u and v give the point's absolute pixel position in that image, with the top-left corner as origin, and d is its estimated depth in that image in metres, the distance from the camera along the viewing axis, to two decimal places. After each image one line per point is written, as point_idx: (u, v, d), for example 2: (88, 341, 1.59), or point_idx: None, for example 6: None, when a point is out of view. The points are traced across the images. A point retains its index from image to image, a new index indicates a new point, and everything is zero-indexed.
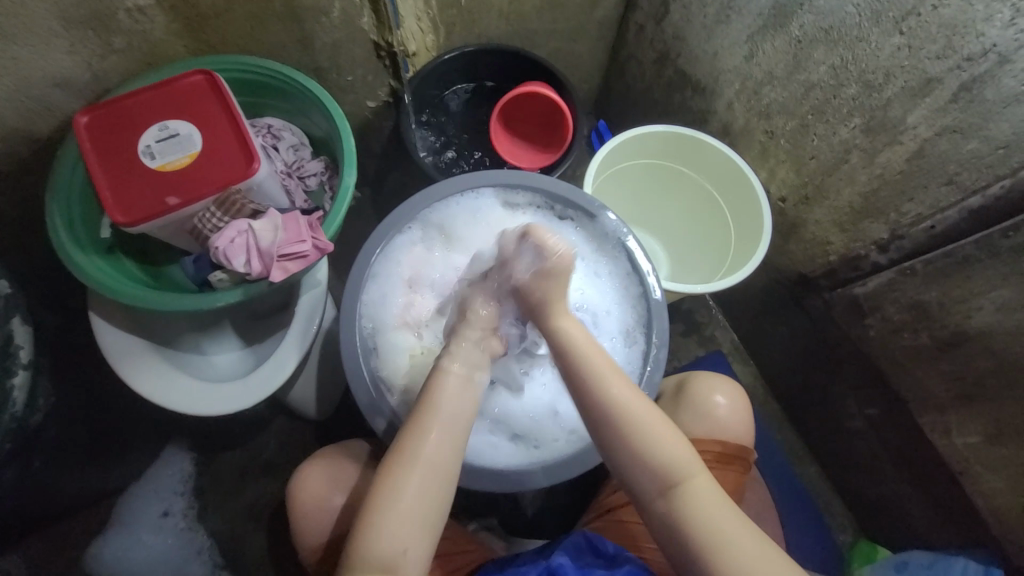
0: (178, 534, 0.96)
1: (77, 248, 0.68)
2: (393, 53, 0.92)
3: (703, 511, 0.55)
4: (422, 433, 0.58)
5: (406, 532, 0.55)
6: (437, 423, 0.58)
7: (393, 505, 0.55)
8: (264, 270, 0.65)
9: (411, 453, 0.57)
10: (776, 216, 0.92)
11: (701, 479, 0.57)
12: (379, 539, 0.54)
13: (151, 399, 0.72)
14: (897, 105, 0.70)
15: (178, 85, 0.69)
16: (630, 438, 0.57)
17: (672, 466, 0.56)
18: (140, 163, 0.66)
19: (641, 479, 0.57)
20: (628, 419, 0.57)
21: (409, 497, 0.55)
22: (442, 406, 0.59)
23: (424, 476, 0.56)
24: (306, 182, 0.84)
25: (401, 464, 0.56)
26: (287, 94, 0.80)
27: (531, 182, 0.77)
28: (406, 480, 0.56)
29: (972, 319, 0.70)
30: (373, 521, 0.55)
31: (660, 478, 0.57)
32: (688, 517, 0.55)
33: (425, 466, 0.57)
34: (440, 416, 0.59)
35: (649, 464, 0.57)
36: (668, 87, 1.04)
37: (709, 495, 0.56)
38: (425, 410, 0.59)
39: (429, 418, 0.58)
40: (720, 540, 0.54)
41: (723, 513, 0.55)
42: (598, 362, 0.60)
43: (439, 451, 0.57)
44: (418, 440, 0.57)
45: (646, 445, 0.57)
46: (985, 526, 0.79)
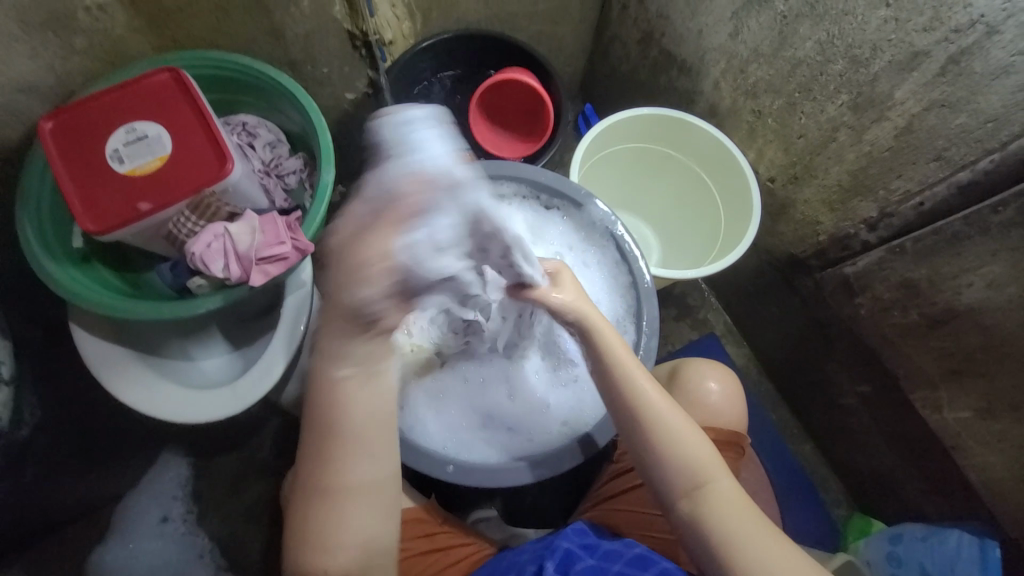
0: (179, 538, 0.95)
1: (50, 258, 0.67)
2: (369, 42, 0.89)
3: (726, 512, 0.56)
4: (342, 468, 0.53)
5: (355, 552, 0.54)
6: (354, 449, 0.54)
7: (335, 536, 0.54)
8: (244, 274, 0.64)
9: (336, 486, 0.53)
10: (765, 196, 0.91)
11: (723, 481, 0.58)
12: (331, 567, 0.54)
13: (138, 408, 0.71)
14: (884, 80, 0.68)
15: (144, 85, 0.66)
16: (656, 438, 0.59)
17: (695, 466, 0.58)
18: (108, 167, 0.64)
19: (665, 476, 0.59)
20: (653, 419, 0.59)
21: (349, 526, 0.54)
22: (352, 426, 0.53)
23: (357, 502, 0.54)
24: (285, 180, 0.81)
25: (317, 490, 0.54)
26: (260, 89, 0.77)
27: (516, 173, 0.76)
28: (339, 510, 0.54)
29: (962, 295, 0.69)
30: (319, 552, 0.54)
31: (688, 472, 0.58)
32: (711, 520, 0.56)
33: (357, 493, 0.54)
34: (353, 437, 0.53)
35: (674, 464, 0.58)
36: (653, 68, 1.02)
37: (732, 496, 0.57)
38: (333, 440, 0.53)
39: (336, 438, 0.53)
40: (741, 542, 0.55)
41: (745, 516, 0.57)
42: (628, 365, 0.61)
43: (366, 473, 0.54)
44: (337, 471, 0.53)
45: (671, 443, 0.58)
46: (978, 498, 0.80)
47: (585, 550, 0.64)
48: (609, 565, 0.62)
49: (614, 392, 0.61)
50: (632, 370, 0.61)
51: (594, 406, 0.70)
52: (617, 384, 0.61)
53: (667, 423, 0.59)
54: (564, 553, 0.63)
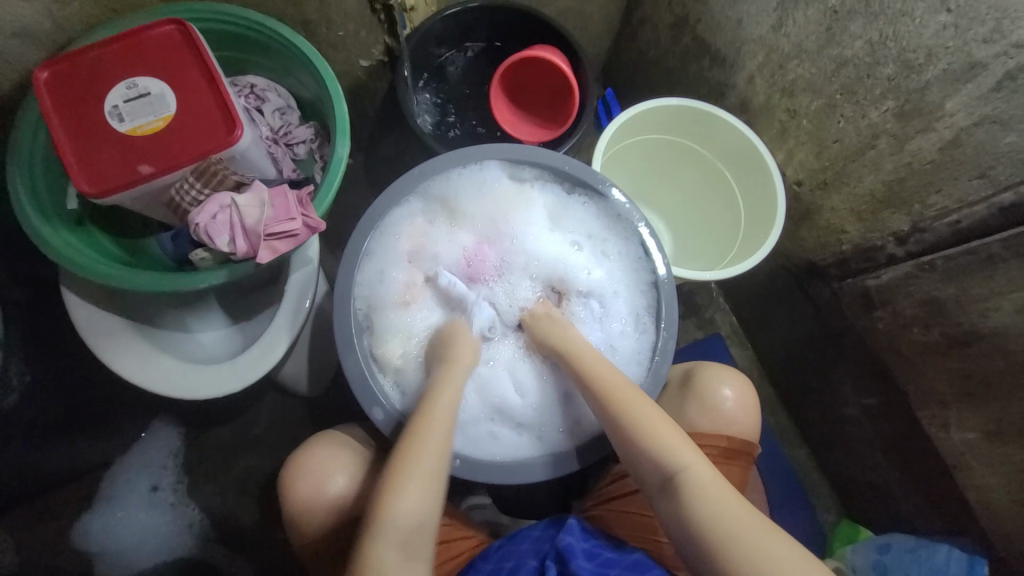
0: (169, 509, 0.95)
1: (42, 219, 0.62)
2: (389, 7, 0.83)
3: (705, 500, 0.57)
4: (423, 434, 0.59)
5: (423, 502, 0.57)
6: (436, 426, 0.60)
7: (406, 497, 0.57)
8: (250, 250, 0.60)
9: (428, 430, 0.59)
10: (790, 200, 0.89)
11: (698, 467, 0.58)
12: (399, 515, 0.56)
13: (132, 380, 0.68)
14: (936, 89, 0.65)
15: (149, 38, 0.61)
16: (628, 432, 0.61)
17: (669, 458, 0.59)
18: (106, 125, 0.60)
19: (644, 469, 0.61)
20: (626, 413, 0.61)
21: (420, 479, 0.57)
22: (438, 409, 0.61)
23: (435, 454, 0.59)
24: (294, 149, 0.77)
25: (408, 461, 0.58)
26: (272, 50, 0.72)
27: (538, 157, 0.72)
28: (413, 478, 0.57)
29: (988, 318, 0.67)
30: (391, 502, 0.56)
31: (662, 469, 0.59)
32: (696, 515, 0.56)
33: (438, 447, 0.59)
34: (442, 404, 0.61)
35: (652, 455, 0.60)
36: (684, 56, 0.98)
37: (710, 482, 0.58)
38: (424, 417, 0.60)
39: (427, 418, 0.60)
40: (727, 531, 0.55)
41: (727, 502, 0.56)
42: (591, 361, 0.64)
43: (439, 446, 0.59)
44: (420, 442, 0.59)
45: (644, 433, 0.60)
46: (974, 517, 0.80)
47: (585, 552, 0.62)
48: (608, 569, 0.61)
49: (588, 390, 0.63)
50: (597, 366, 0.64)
51: None
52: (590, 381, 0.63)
53: (636, 415, 0.61)
54: (564, 547, 0.62)
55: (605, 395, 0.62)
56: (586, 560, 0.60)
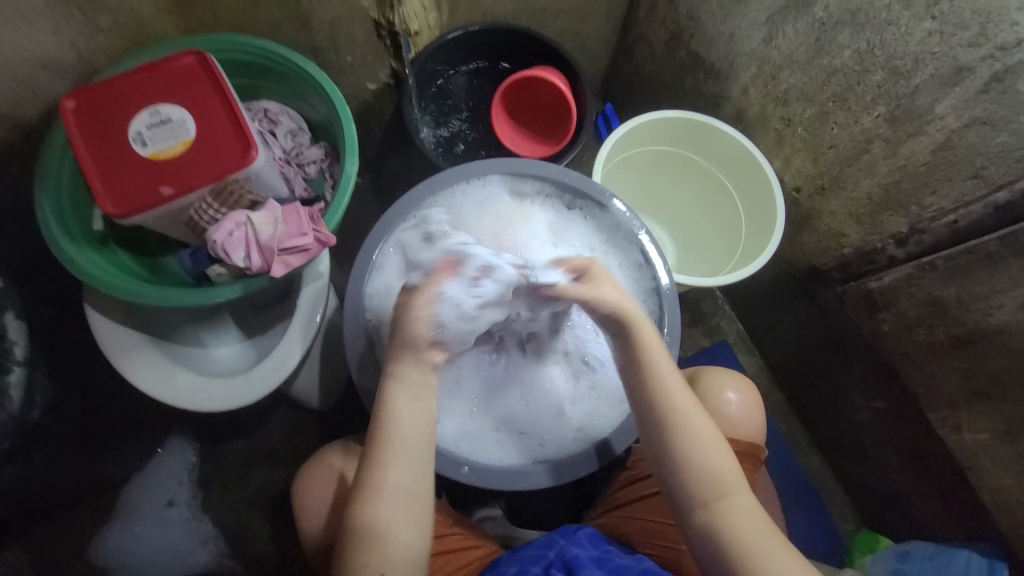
0: (185, 523, 0.96)
1: (69, 240, 0.65)
2: (394, 32, 0.86)
3: (745, 526, 0.56)
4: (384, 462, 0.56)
5: (384, 546, 0.56)
6: (396, 454, 0.56)
7: (372, 530, 0.56)
8: (265, 266, 0.63)
9: (389, 458, 0.56)
10: (789, 206, 0.90)
11: (744, 496, 0.58)
12: (363, 557, 0.56)
13: (151, 394, 0.70)
14: (925, 93, 0.67)
15: (170, 68, 0.65)
16: (681, 444, 0.58)
17: (718, 480, 0.58)
18: (130, 150, 0.63)
19: (685, 487, 0.58)
20: (679, 428, 0.59)
21: (378, 525, 0.56)
22: (399, 434, 0.57)
23: (390, 498, 0.56)
24: (306, 169, 0.81)
25: (370, 493, 0.56)
26: (284, 76, 0.76)
27: (540, 171, 0.75)
28: (377, 510, 0.56)
29: (991, 316, 0.68)
30: (354, 545, 0.56)
31: (709, 488, 0.57)
32: (729, 531, 0.56)
33: (390, 489, 0.56)
34: (394, 443, 0.57)
35: (700, 473, 0.58)
36: (679, 70, 1.01)
37: (751, 512, 0.57)
38: (382, 444, 0.57)
39: (387, 447, 0.56)
40: (757, 552, 0.55)
41: (758, 524, 0.57)
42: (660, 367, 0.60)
43: (401, 475, 0.56)
44: (381, 472, 0.56)
45: (694, 448, 0.58)
46: (992, 520, 0.79)
47: (593, 560, 0.62)
48: None
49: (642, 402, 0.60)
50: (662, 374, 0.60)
51: (611, 413, 0.70)
52: (655, 394, 0.59)
53: (694, 430, 0.59)
54: (571, 558, 0.62)
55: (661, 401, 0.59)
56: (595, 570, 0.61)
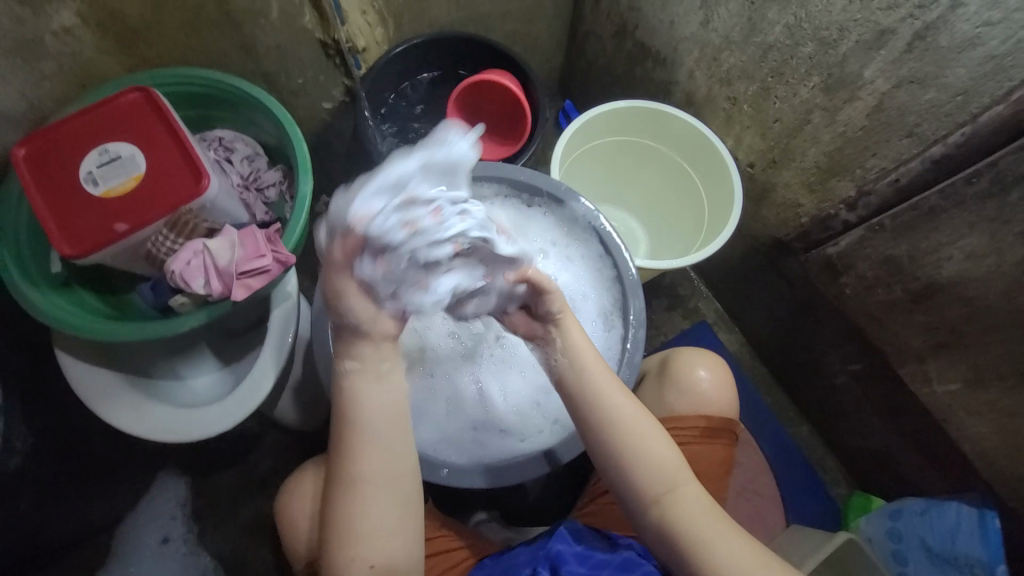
0: (182, 558, 0.96)
1: (29, 284, 0.66)
2: (342, 50, 0.90)
3: (694, 516, 0.58)
4: (353, 453, 0.55)
5: (370, 540, 0.55)
6: (363, 442, 0.55)
7: (349, 528, 0.55)
8: (225, 290, 0.63)
9: (358, 446, 0.55)
10: (746, 181, 0.92)
11: (691, 488, 0.59)
12: (347, 559, 0.55)
13: (127, 431, 0.70)
14: (854, 60, 0.68)
15: (115, 106, 0.66)
16: (625, 451, 0.58)
17: (665, 476, 0.58)
18: (82, 190, 0.64)
19: (634, 490, 0.59)
20: (622, 435, 0.58)
21: (358, 519, 0.55)
22: (363, 422, 0.55)
23: (368, 495, 0.55)
24: (265, 193, 0.81)
25: (343, 488, 0.55)
26: (235, 105, 0.78)
27: (497, 173, 0.76)
28: (353, 502, 0.55)
29: (943, 269, 0.70)
30: (341, 541, 0.55)
31: (654, 487, 0.58)
32: (679, 525, 0.57)
33: (371, 483, 0.55)
34: (363, 434, 0.55)
35: (644, 474, 0.58)
36: (629, 61, 1.03)
37: (697, 499, 0.59)
38: (349, 434, 0.55)
39: (351, 438, 0.55)
40: (708, 539, 0.57)
41: (711, 518, 0.58)
42: (591, 367, 0.60)
43: (373, 461, 0.55)
44: (352, 464, 0.55)
45: (639, 453, 0.58)
46: (974, 470, 0.81)
47: (577, 555, 0.62)
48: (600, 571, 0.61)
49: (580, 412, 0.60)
50: (590, 373, 0.60)
51: None
52: (589, 395, 0.59)
53: (637, 435, 0.59)
54: (555, 555, 0.62)
55: (591, 395, 0.59)
56: (578, 566, 0.61)
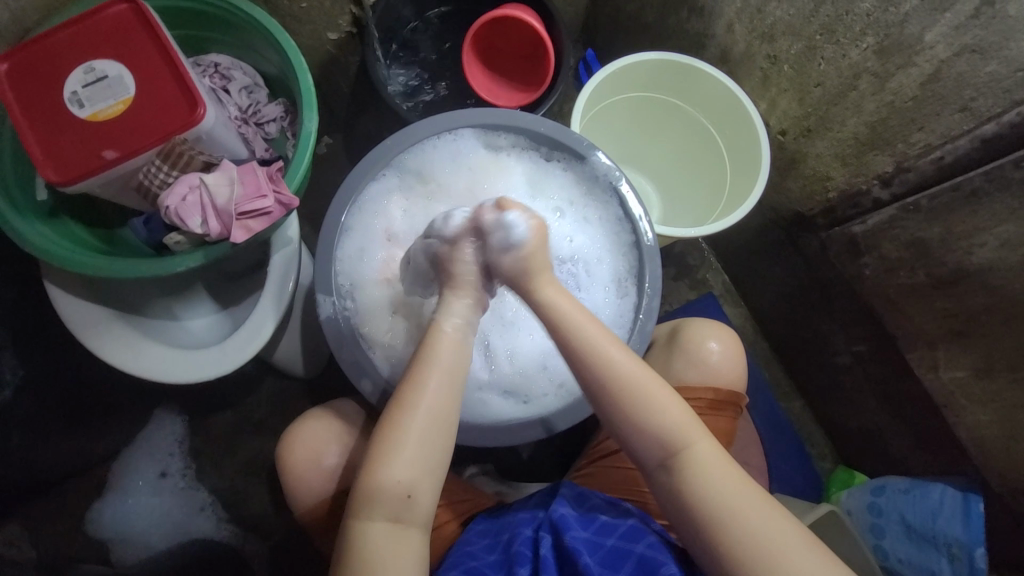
0: (180, 492, 0.97)
1: (13, 211, 0.61)
2: None
3: (709, 476, 0.55)
4: (421, 381, 0.56)
5: (414, 471, 0.54)
6: (435, 374, 0.57)
7: (398, 453, 0.54)
8: (223, 231, 0.60)
9: (428, 377, 0.57)
10: (774, 150, 0.87)
11: (705, 449, 0.56)
12: (386, 485, 0.54)
13: (123, 368, 0.69)
14: (915, 21, 0.63)
15: (102, 19, 0.60)
16: (629, 408, 0.57)
17: (676, 436, 0.56)
18: (67, 111, 0.58)
19: (642, 450, 0.57)
20: (627, 392, 0.57)
21: (407, 445, 0.54)
22: (440, 355, 0.58)
23: (423, 424, 0.55)
24: (265, 129, 0.76)
25: (403, 410, 0.55)
26: (232, 26, 0.71)
27: (515, 122, 0.71)
28: (409, 427, 0.55)
29: (973, 255, 0.68)
30: (383, 462, 0.54)
31: (662, 447, 0.56)
32: (692, 486, 0.55)
33: (430, 415, 0.55)
34: (437, 368, 0.57)
35: (651, 433, 0.57)
36: (662, 8, 0.94)
37: (714, 461, 0.56)
38: (423, 363, 0.57)
39: (426, 367, 0.57)
40: (724, 503, 0.53)
41: (727, 478, 0.55)
42: (589, 327, 0.59)
43: (439, 394, 0.56)
44: (418, 390, 0.56)
45: (645, 410, 0.57)
46: (966, 455, 0.81)
47: (579, 520, 0.63)
48: (602, 538, 0.61)
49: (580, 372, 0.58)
50: (586, 326, 0.59)
51: None
52: (588, 358, 0.58)
53: (642, 392, 0.57)
54: (558, 518, 0.62)
55: (585, 348, 0.58)
56: (581, 532, 0.61)
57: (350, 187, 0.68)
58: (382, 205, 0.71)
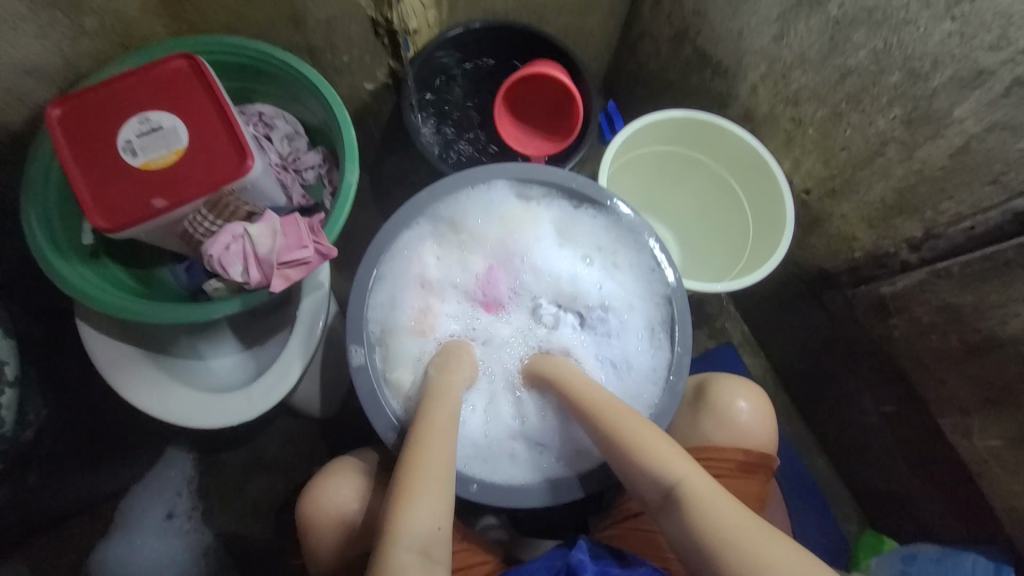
0: (184, 535, 0.94)
1: (57, 253, 0.63)
2: (393, 31, 0.83)
3: (713, 511, 0.55)
4: (432, 414, 0.60)
5: (437, 503, 0.55)
6: (442, 403, 0.61)
7: (423, 480, 0.56)
8: (263, 280, 0.60)
9: (438, 408, 0.61)
10: (798, 208, 0.89)
11: (700, 480, 0.57)
12: (413, 516, 0.54)
13: (147, 411, 0.68)
14: (943, 96, 0.65)
15: (160, 72, 0.63)
16: (621, 445, 0.59)
17: (669, 472, 0.57)
18: (120, 159, 0.60)
19: (643, 487, 0.59)
20: (627, 438, 0.59)
21: (434, 472, 0.56)
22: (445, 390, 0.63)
23: (443, 454, 0.58)
24: (303, 175, 0.78)
25: (420, 441, 0.58)
26: (278, 78, 0.74)
27: (546, 176, 0.73)
28: (429, 453, 0.57)
29: (1007, 325, 0.67)
30: (413, 491, 0.55)
31: (661, 486, 0.58)
32: (698, 524, 0.55)
33: (445, 442, 0.59)
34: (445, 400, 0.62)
35: (648, 473, 0.58)
36: (685, 68, 0.97)
37: (714, 493, 0.56)
38: (430, 399, 0.62)
39: (435, 400, 0.62)
40: (728, 537, 0.53)
41: (729, 509, 0.55)
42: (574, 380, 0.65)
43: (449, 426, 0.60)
44: (430, 422, 0.60)
45: (639, 452, 0.58)
46: (1000, 526, 0.79)
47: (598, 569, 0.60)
48: None
49: (590, 423, 0.62)
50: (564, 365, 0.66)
51: None
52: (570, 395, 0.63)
53: (630, 428, 0.59)
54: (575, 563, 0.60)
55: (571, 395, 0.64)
56: None
57: (385, 237, 0.69)
58: (416, 257, 0.71)
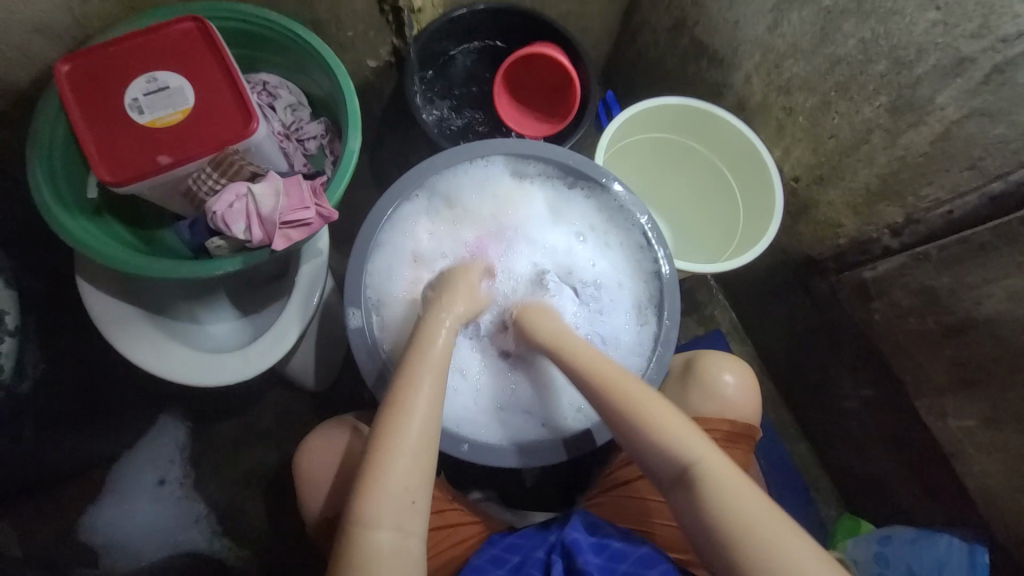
0: (177, 501, 0.95)
1: (64, 210, 0.64)
2: (397, 8, 0.85)
3: (726, 492, 0.54)
4: (415, 382, 0.58)
5: (410, 477, 0.54)
6: (425, 370, 0.58)
7: (393, 454, 0.54)
8: (266, 239, 0.62)
9: (421, 374, 0.58)
10: (787, 196, 0.91)
11: (716, 461, 0.56)
12: (384, 488, 0.53)
13: (149, 368, 0.69)
14: (927, 84, 0.68)
15: (167, 33, 0.64)
16: (634, 421, 0.59)
17: (683, 451, 0.56)
18: (126, 116, 0.62)
19: (655, 465, 0.58)
20: (637, 414, 0.59)
21: (409, 446, 0.55)
22: (430, 353, 0.60)
23: (422, 429, 0.56)
24: (305, 145, 0.80)
25: (398, 412, 0.56)
26: (283, 47, 0.75)
27: (544, 153, 0.74)
28: (404, 427, 0.55)
29: (982, 306, 0.70)
30: (386, 463, 0.54)
31: (675, 465, 0.57)
32: (710, 505, 0.54)
33: (424, 415, 0.56)
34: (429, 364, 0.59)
35: (659, 453, 0.57)
36: (682, 57, 1.00)
37: (729, 476, 0.55)
38: (416, 362, 0.59)
39: (419, 366, 0.59)
40: (740, 521, 0.52)
41: (745, 492, 0.53)
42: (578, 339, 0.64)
43: (430, 397, 0.57)
44: (412, 392, 0.57)
45: (651, 430, 0.58)
46: (971, 503, 0.82)
47: (593, 546, 0.63)
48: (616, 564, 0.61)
49: (600, 398, 0.61)
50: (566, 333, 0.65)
51: None
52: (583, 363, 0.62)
53: (642, 406, 0.59)
54: (570, 542, 0.63)
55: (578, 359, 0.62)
56: (593, 556, 0.61)
57: (383, 206, 0.71)
58: (414, 225, 0.73)
